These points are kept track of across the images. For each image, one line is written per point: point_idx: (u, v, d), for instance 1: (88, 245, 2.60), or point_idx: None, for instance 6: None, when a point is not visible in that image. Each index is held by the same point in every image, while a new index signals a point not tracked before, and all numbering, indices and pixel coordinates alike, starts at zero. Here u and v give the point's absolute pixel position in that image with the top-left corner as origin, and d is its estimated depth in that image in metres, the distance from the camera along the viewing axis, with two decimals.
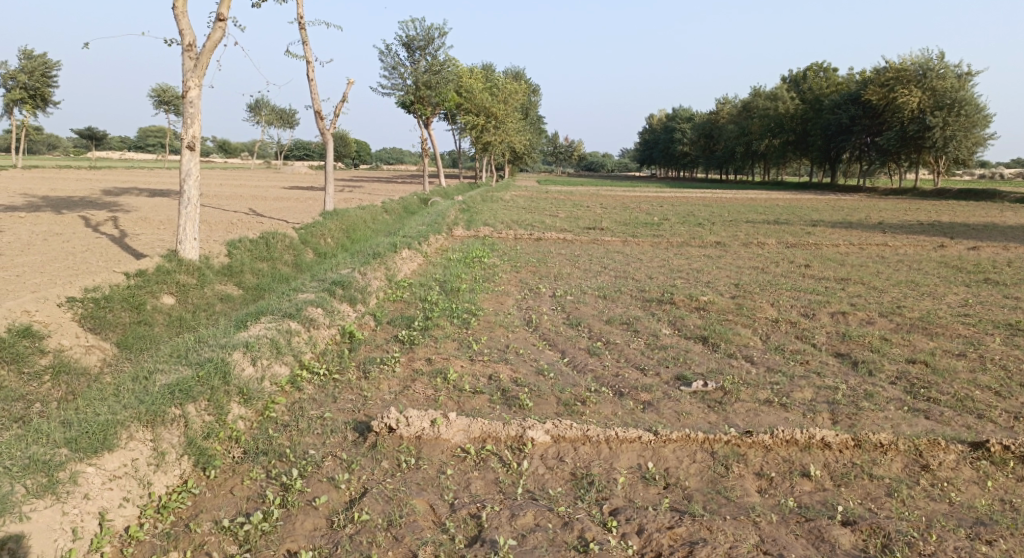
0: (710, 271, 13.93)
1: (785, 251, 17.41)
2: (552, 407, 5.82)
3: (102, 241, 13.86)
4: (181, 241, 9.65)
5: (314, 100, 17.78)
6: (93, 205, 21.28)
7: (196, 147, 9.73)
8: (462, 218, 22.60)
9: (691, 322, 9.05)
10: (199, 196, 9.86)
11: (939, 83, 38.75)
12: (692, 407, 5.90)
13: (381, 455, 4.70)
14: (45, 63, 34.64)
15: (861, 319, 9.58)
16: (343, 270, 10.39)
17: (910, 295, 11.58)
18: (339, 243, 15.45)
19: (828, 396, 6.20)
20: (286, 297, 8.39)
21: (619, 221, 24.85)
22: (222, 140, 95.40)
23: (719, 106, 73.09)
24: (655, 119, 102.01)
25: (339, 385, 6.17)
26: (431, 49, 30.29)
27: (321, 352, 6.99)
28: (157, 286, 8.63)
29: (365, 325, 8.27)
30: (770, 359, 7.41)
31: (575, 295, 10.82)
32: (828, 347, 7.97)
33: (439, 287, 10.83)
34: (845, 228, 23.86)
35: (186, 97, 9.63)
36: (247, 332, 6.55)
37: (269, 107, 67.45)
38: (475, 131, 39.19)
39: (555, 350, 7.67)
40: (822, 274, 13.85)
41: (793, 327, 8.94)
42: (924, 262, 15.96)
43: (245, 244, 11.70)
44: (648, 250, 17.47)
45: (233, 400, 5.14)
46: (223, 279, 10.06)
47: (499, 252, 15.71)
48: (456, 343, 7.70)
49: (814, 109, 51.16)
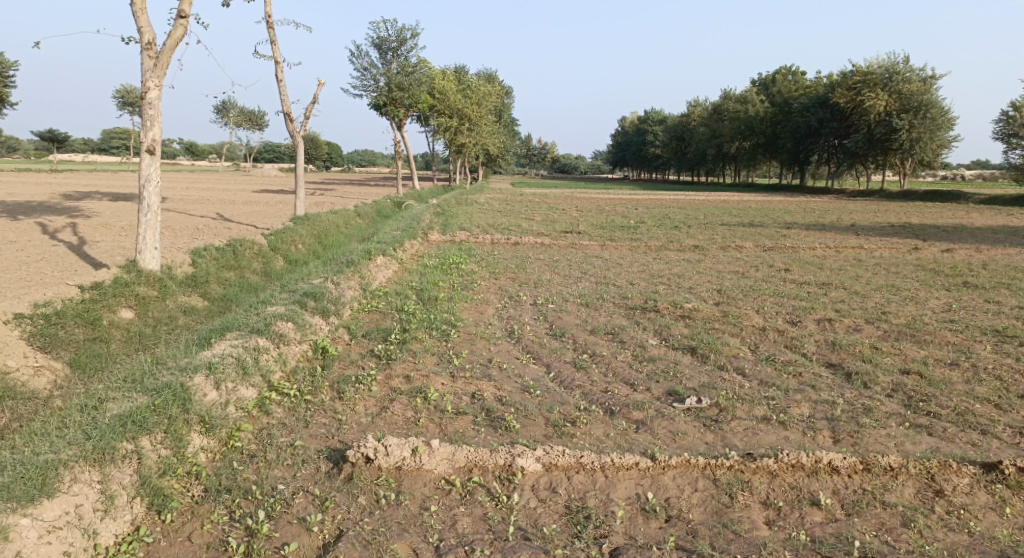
0: (690, 276, 13.73)
1: (763, 255, 17.32)
2: (540, 429, 5.48)
3: (58, 249, 13.15)
4: (141, 250, 9.09)
5: (283, 101, 17.21)
6: (51, 210, 20.39)
7: (156, 151, 9.17)
8: (437, 221, 22.19)
9: (678, 331, 8.77)
10: (160, 202, 9.30)
11: (905, 87, 39.37)
12: (688, 426, 5.60)
13: (358, 490, 4.30)
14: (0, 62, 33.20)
15: (848, 326, 9.41)
16: (314, 280, 9.90)
17: (893, 300, 11.47)
18: (310, 249, 14.92)
19: (827, 412, 5.95)
20: (253, 310, 7.90)
21: (595, 224, 24.64)
22: (189, 141, 93.33)
23: (691, 109, 73.63)
24: (627, 121, 102.56)
25: (311, 407, 5.74)
26: (404, 50, 29.81)
27: (292, 371, 6.54)
28: (114, 299, 8.08)
29: (338, 339, 7.82)
30: (762, 370, 7.16)
31: (557, 303, 10.48)
32: (819, 357, 7.77)
33: (416, 296, 10.43)
34: (819, 230, 23.96)
35: (145, 98, 9.07)
36: (211, 351, 6.07)
37: (237, 108, 66.12)
38: (448, 134, 38.73)
39: (539, 364, 7.33)
40: (802, 278, 13.74)
41: (781, 335, 8.72)
42: (900, 264, 15.99)
43: (210, 253, 11.14)
44: (627, 255, 17.25)
45: (194, 430, 4.67)
46: (187, 289, 9.52)
47: (476, 258, 15.34)
48: (436, 358, 7.30)
49: (783, 111, 51.73)
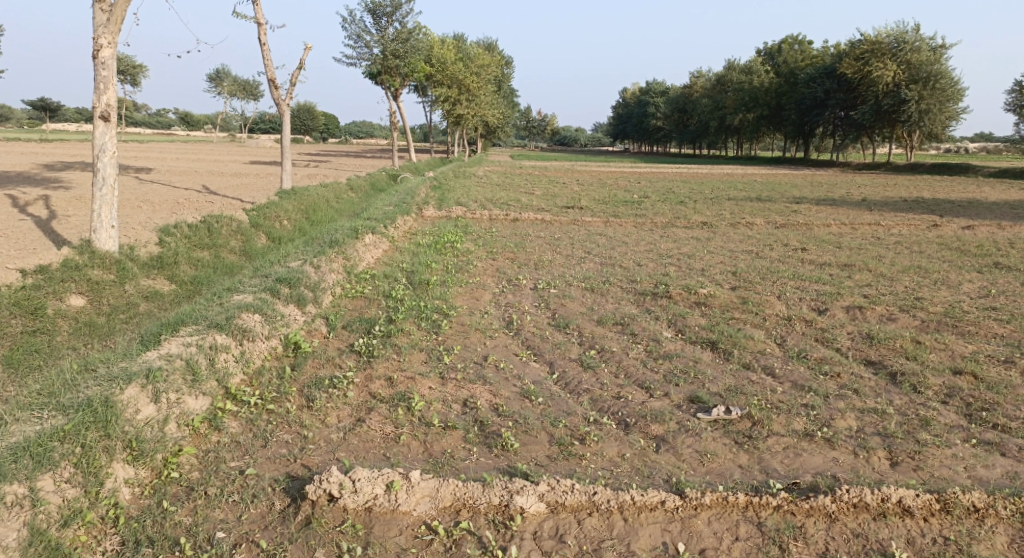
0: (702, 257, 12.82)
1: (776, 232, 16.37)
2: (542, 450, 4.65)
3: (24, 224, 12.22)
4: (96, 228, 8.14)
5: (267, 67, 16.09)
6: (29, 182, 19.40)
7: (111, 117, 8.19)
8: (433, 196, 21.19)
9: (694, 321, 7.88)
10: (116, 175, 8.34)
11: (914, 57, 37.94)
12: (716, 445, 4.76)
13: (317, 541, 3.50)
14: None
15: (881, 315, 8.52)
16: (292, 261, 8.97)
17: (923, 284, 10.57)
18: (296, 226, 13.96)
19: (878, 425, 5.12)
20: (217, 298, 6.98)
21: (597, 199, 23.59)
22: (184, 111, 91.64)
23: (693, 80, 71.93)
24: (628, 92, 100.61)
25: (273, 421, 4.87)
26: (398, 15, 28.42)
27: (256, 373, 5.66)
28: (62, 285, 7.15)
29: (314, 332, 6.94)
30: (795, 371, 6.28)
31: (559, 288, 9.58)
32: (856, 354, 6.92)
33: (406, 279, 9.53)
34: (831, 205, 22.89)
35: (97, 57, 8.08)
36: (157, 351, 5.15)
37: (231, 76, 64.47)
38: (446, 104, 37.44)
39: (541, 362, 6.47)
40: (821, 258, 12.83)
41: (810, 327, 7.83)
42: (922, 243, 15.07)
43: (181, 231, 10.17)
44: (632, 232, 16.34)
45: (117, 460, 3.82)
46: (151, 271, 8.60)
47: (472, 235, 14.42)
48: (424, 356, 6.41)
49: (789, 83, 50.25)
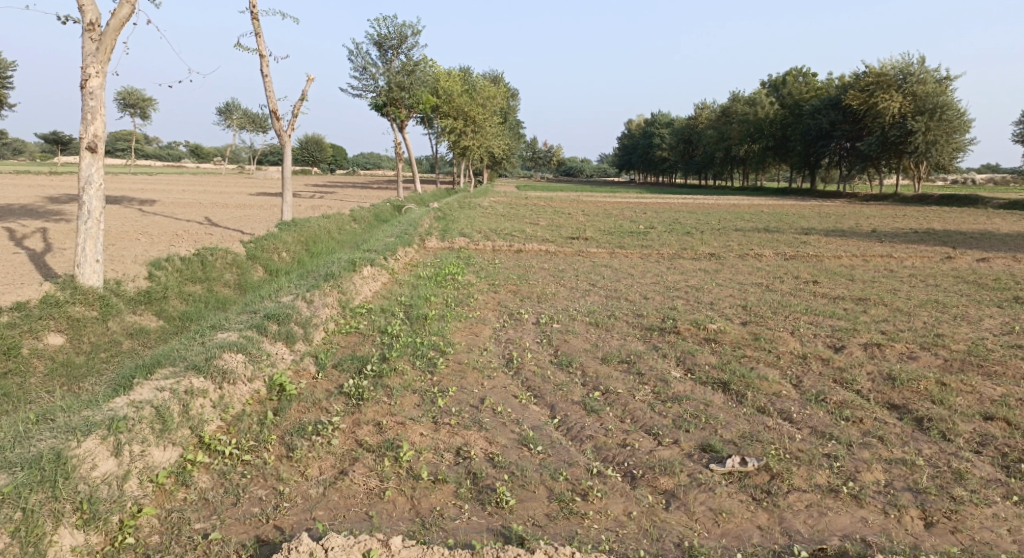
0: (710, 289, 12.45)
1: (786, 264, 15.99)
2: (541, 507, 4.25)
3: (18, 257, 12.03)
4: (79, 263, 7.86)
5: (269, 98, 16.01)
6: (31, 214, 19.30)
7: (98, 148, 8.03)
8: (436, 227, 20.96)
9: (704, 360, 7.47)
10: (102, 208, 8.11)
11: (919, 88, 37.86)
12: (731, 503, 4.33)
13: None
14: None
15: (901, 353, 8.09)
16: (284, 296, 8.65)
17: (942, 319, 10.14)
18: (295, 258, 13.69)
19: (908, 479, 4.69)
20: (200, 336, 6.63)
21: (603, 230, 23.31)
22: (195, 144, 92.83)
23: (698, 111, 72.25)
24: (633, 124, 101.24)
25: (248, 473, 4.49)
26: (404, 48, 28.61)
27: (235, 418, 5.28)
28: (40, 323, 6.86)
29: (302, 372, 6.58)
30: (814, 416, 5.85)
31: (562, 323, 9.19)
32: (878, 396, 6.48)
33: (404, 313, 9.17)
34: (840, 237, 22.54)
35: (86, 87, 7.96)
36: (126, 397, 4.81)
37: (240, 109, 65.32)
38: (451, 136, 37.53)
39: (541, 405, 6.06)
40: (833, 292, 12.42)
41: (827, 366, 7.40)
42: (937, 275, 14.67)
43: (173, 264, 9.89)
44: (638, 264, 16.01)
45: (65, 525, 3.53)
46: (138, 307, 8.29)
47: (475, 267, 14.12)
48: (416, 398, 6.00)
49: (793, 114, 50.26)
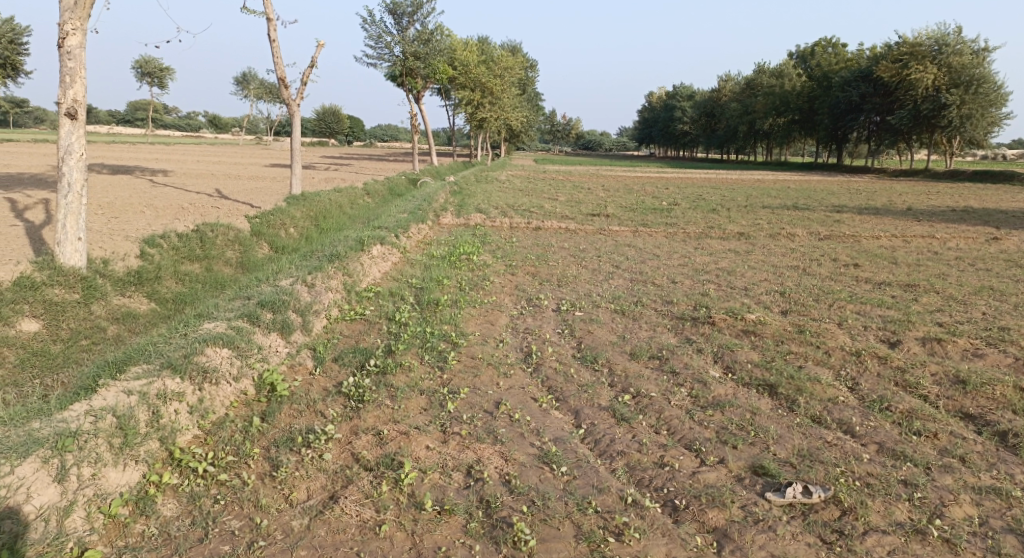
0: (743, 273, 11.58)
1: (822, 245, 15.01)
2: (566, 551, 3.59)
3: (15, 229, 11.54)
4: (59, 241, 7.22)
5: (277, 65, 15.19)
6: (39, 184, 18.78)
7: (79, 115, 7.38)
8: (452, 202, 20.16)
9: (746, 356, 6.66)
10: (84, 180, 7.46)
11: (956, 59, 35.98)
12: (797, 548, 3.68)
13: None
14: (13, 28, 28.88)
15: (965, 351, 7.21)
16: (282, 278, 7.95)
17: (1003, 309, 9.21)
18: (303, 234, 13.04)
19: (1005, 519, 3.95)
20: (184, 325, 5.97)
21: (624, 206, 22.36)
22: (212, 115, 92.31)
23: (722, 84, 70.09)
24: (654, 96, 98.76)
25: (222, 498, 3.87)
26: (420, 16, 27.48)
27: (216, 425, 4.62)
28: (13, 308, 6.28)
29: (298, 368, 5.93)
30: (881, 429, 5.06)
31: (585, 311, 8.40)
32: (951, 405, 5.65)
33: (413, 298, 8.45)
34: (875, 215, 21.37)
35: (64, 47, 7.28)
36: (86, 403, 4.18)
37: (256, 80, 64.48)
38: (468, 108, 36.48)
39: (564, 411, 5.32)
40: (876, 276, 11.49)
41: (885, 366, 6.56)
42: (986, 258, 13.61)
43: (168, 241, 9.23)
44: (664, 243, 15.14)
45: None
46: (127, 288, 7.68)
47: (491, 246, 13.37)
48: (424, 402, 5.28)
49: (822, 86, 48.31)
